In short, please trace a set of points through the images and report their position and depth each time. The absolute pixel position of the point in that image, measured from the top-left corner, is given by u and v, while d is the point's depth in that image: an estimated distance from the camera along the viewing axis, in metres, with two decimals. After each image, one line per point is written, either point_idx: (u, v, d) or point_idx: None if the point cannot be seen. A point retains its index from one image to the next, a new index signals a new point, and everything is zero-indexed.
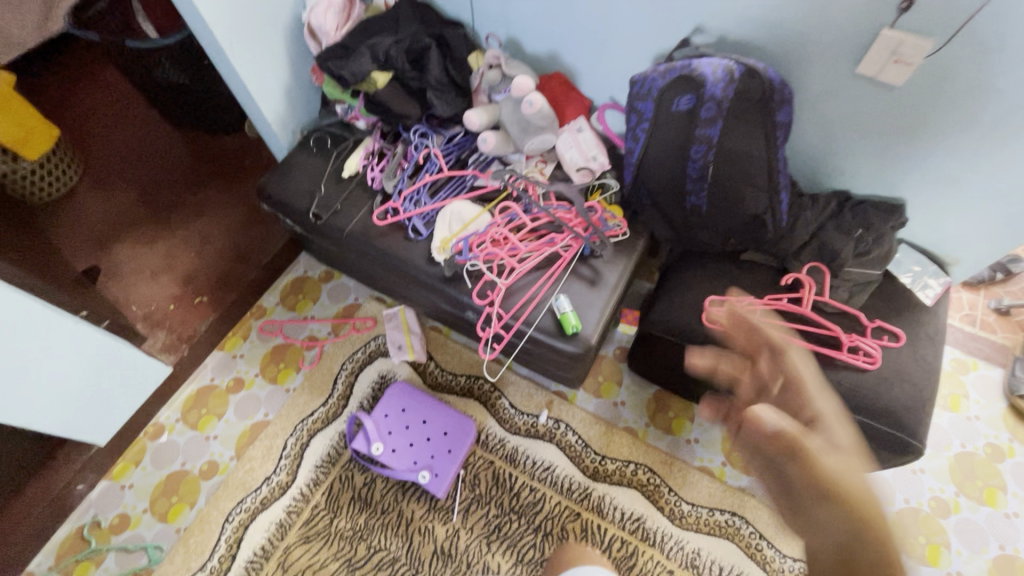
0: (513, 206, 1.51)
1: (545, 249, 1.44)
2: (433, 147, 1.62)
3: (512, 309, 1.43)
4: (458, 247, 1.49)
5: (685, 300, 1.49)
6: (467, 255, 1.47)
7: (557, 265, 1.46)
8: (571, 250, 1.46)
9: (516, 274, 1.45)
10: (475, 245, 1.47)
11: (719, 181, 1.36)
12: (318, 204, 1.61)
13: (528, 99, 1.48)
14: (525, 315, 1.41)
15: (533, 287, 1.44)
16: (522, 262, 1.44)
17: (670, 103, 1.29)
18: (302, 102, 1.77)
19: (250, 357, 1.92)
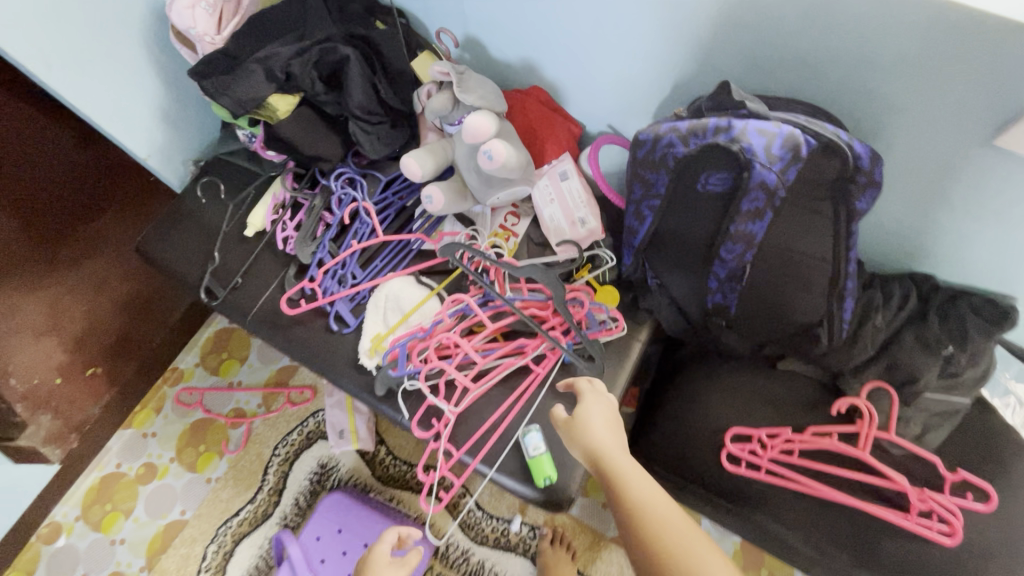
0: (464, 296, 1.11)
1: (510, 366, 1.04)
2: (363, 201, 1.18)
3: (465, 445, 1.06)
4: (393, 353, 1.11)
5: (699, 423, 1.11)
6: (405, 366, 1.07)
7: (526, 383, 1.08)
8: (547, 363, 1.08)
9: (471, 395, 1.06)
10: (416, 352, 1.09)
11: (757, 281, 0.95)
12: (211, 278, 1.21)
13: (486, 150, 1.02)
14: (482, 453, 1.04)
15: (493, 413, 1.07)
16: (479, 382, 1.05)
17: (693, 179, 0.85)
18: (191, 126, 1.33)
19: (163, 437, 1.58)
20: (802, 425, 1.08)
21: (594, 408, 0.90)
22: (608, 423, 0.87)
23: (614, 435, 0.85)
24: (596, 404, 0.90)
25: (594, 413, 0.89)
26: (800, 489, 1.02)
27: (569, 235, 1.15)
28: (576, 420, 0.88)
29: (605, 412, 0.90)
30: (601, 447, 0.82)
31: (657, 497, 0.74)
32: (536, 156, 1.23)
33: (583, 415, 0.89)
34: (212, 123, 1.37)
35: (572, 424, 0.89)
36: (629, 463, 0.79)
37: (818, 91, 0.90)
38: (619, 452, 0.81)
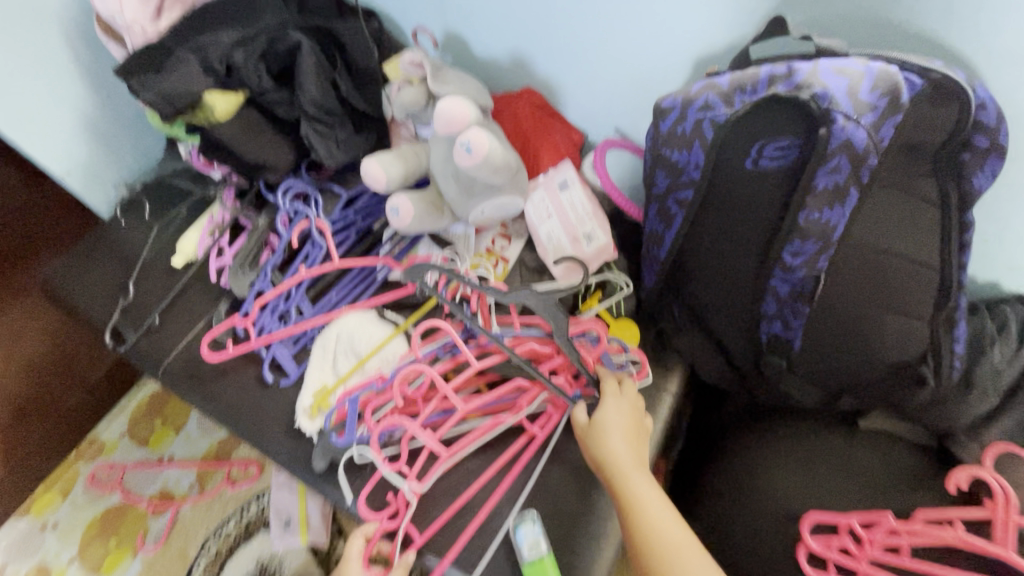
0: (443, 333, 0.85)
1: (498, 423, 0.75)
2: (314, 219, 0.95)
3: (427, 531, 0.74)
4: (340, 412, 0.83)
5: (756, 510, 0.81)
6: (355, 432, 0.79)
7: (513, 445, 0.78)
8: (547, 420, 0.80)
9: (442, 464, 0.76)
10: (370, 408, 0.81)
11: (831, 300, 0.69)
12: (119, 318, 0.95)
13: (463, 141, 0.80)
14: (455, 548, 0.72)
15: (467, 488, 0.76)
16: (455, 443, 0.75)
17: (744, 154, 0.62)
18: (124, 142, 1.12)
19: (65, 530, 1.25)
20: (906, 509, 0.76)
21: (615, 408, 0.71)
22: (630, 428, 0.70)
23: (636, 449, 0.68)
24: (617, 406, 0.71)
25: (610, 422, 0.69)
26: None
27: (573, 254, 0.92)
28: (593, 425, 0.70)
29: (627, 412, 0.71)
30: (620, 470, 0.66)
31: (675, 532, 0.61)
32: (530, 168, 1.04)
33: (596, 422, 0.70)
34: (156, 144, 1.18)
35: (586, 431, 0.71)
36: (647, 487, 0.64)
37: (905, 41, 0.69)
38: (636, 470, 0.66)
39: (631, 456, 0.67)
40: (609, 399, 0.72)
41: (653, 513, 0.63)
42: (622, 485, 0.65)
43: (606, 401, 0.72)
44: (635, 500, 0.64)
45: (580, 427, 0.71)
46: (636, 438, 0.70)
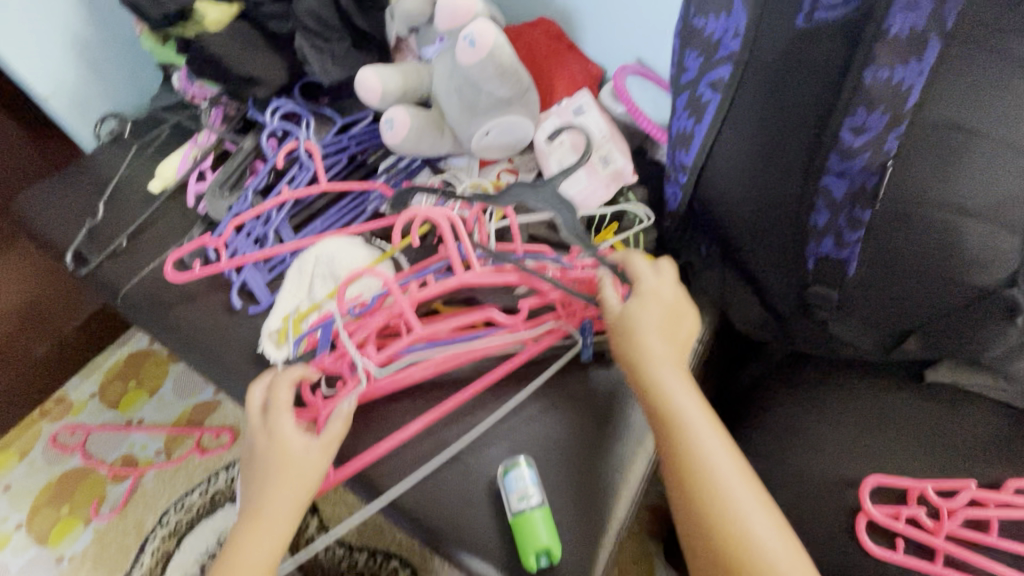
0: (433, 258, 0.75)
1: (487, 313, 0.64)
2: (302, 139, 0.86)
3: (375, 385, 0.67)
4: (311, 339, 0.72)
5: (796, 479, 0.66)
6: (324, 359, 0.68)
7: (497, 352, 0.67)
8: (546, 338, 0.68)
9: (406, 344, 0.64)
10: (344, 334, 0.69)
11: (899, 205, 0.57)
12: (83, 238, 0.87)
13: (466, 35, 0.72)
14: (401, 436, 0.63)
15: (427, 367, 0.67)
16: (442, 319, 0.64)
17: (792, 10, 0.55)
18: (116, 68, 1.06)
19: (17, 493, 1.13)
20: (987, 480, 0.62)
21: (653, 302, 0.58)
22: (668, 326, 0.58)
23: (677, 356, 0.57)
24: (657, 298, 0.59)
25: (644, 321, 0.57)
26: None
27: (588, 182, 0.82)
28: (626, 318, 0.58)
29: (664, 305, 0.59)
30: (660, 377, 0.55)
31: (722, 452, 0.51)
32: (543, 100, 0.93)
33: (628, 321, 0.58)
34: (150, 76, 1.12)
35: (618, 330, 0.58)
36: (691, 402, 0.53)
37: None
38: (679, 380, 0.54)
39: (671, 361, 0.56)
40: (643, 295, 0.59)
41: (701, 434, 0.51)
42: (662, 395, 0.54)
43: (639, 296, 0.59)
44: (678, 416, 0.53)
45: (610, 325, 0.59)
46: (675, 340, 0.58)
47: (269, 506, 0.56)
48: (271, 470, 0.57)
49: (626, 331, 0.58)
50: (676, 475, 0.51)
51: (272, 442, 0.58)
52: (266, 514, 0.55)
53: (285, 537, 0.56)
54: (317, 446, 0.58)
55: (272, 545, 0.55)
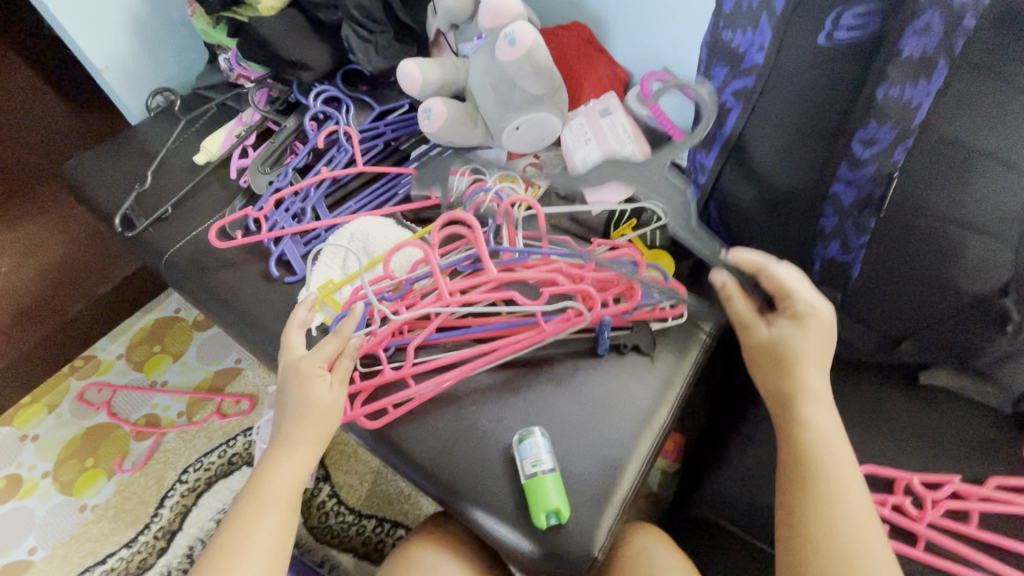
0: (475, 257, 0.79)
1: (506, 309, 0.67)
2: (343, 123, 0.92)
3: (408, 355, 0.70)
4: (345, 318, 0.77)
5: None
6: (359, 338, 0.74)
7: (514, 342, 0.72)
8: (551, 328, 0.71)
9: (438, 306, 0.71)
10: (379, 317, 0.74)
11: (899, 212, 0.62)
12: (131, 204, 0.92)
13: (506, 34, 0.77)
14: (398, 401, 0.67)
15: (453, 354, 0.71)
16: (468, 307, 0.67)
17: (816, 28, 0.58)
18: (166, 42, 1.11)
19: (44, 444, 1.18)
20: (971, 477, 0.67)
21: (808, 328, 0.57)
22: (818, 358, 0.57)
23: (825, 391, 0.56)
24: (811, 324, 0.57)
25: (802, 347, 0.57)
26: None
27: None
28: (776, 337, 0.59)
29: (817, 332, 0.57)
30: (807, 404, 0.56)
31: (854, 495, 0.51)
32: (570, 100, 0.98)
33: (783, 343, 0.58)
34: (197, 55, 1.17)
35: (769, 347, 0.59)
36: (834, 440, 0.54)
37: None
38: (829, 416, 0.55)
39: (818, 394, 0.56)
40: (804, 315, 0.58)
41: (835, 467, 0.52)
42: (805, 420, 0.55)
43: (799, 317, 0.58)
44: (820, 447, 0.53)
45: (759, 341, 0.60)
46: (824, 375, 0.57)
47: (294, 432, 0.61)
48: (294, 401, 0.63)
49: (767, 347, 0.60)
50: (799, 494, 0.52)
51: (298, 376, 0.64)
52: (292, 438, 0.61)
53: (309, 458, 0.62)
54: (337, 381, 0.65)
55: (298, 464, 0.61)
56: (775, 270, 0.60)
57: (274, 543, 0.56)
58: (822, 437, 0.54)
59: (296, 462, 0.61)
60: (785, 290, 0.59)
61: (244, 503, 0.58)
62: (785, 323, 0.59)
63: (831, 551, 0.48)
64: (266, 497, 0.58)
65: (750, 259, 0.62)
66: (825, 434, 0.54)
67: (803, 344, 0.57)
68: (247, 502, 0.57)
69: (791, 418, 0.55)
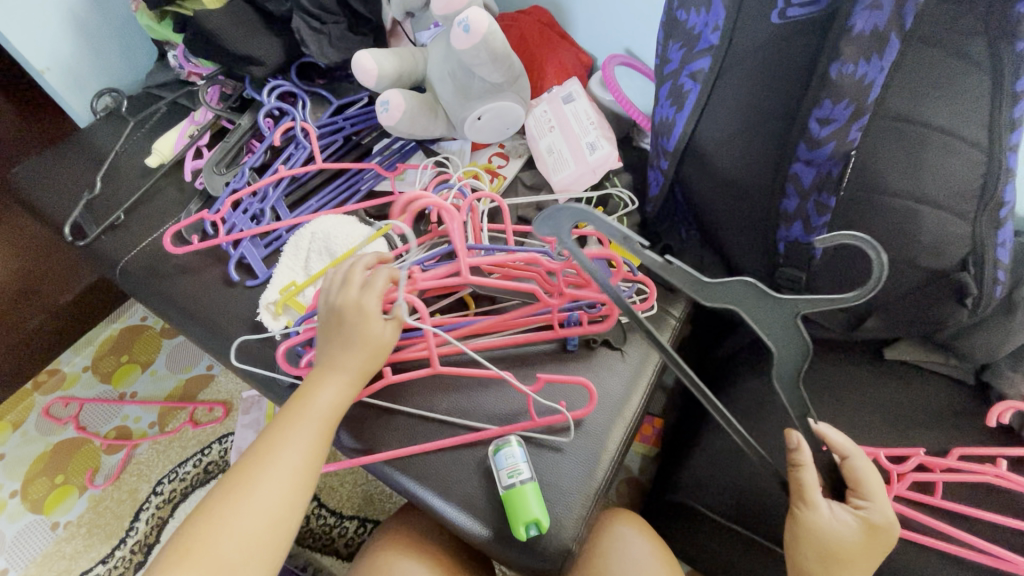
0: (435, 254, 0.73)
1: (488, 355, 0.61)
2: (299, 119, 0.88)
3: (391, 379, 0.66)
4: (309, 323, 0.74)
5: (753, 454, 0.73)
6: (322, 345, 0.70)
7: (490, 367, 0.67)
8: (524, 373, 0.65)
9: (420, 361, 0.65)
10: None
11: (860, 189, 0.62)
12: (81, 212, 0.89)
13: (460, 20, 0.75)
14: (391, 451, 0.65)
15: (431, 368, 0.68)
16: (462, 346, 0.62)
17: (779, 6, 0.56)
18: (110, 39, 1.06)
19: (11, 462, 1.14)
20: (934, 448, 0.68)
21: (869, 538, 0.54)
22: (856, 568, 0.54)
23: None
24: (870, 533, 0.53)
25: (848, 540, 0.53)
26: (953, 551, 0.61)
27: (574, 166, 0.85)
28: (831, 544, 0.53)
29: (872, 539, 0.54)
30: None
31: None
32: (533, 87, 0.96)
33: (839, 537, 0.53)
34: (144, 56, 1.13)
35: (823, 538, 0.53)
36: None
37: None
38: None
39: None
40: (877, 526, 0.53)
41: None
42: None
43: (868, 524, 0.53)
44: None
45: (815, 532, 0.53)
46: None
47: (341, 359, 0.60)
48: (344, 325, 0.60)
49: (810, 549, 0.54)
50: None
51: (353, 312, 0.59)
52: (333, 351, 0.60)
53: (353, 387, 0.60)
54: (391, 324, 0.61)
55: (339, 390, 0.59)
56: (860, 465, 0.55)
57: (306, 462, 0.56)
58: None
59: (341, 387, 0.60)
60: (864, 488, 0.54)
61: (290, 408, 0.58)
62: (849, 518, 0.53)
63: None
64: (310, 410, 0.58)
65: (840, 445, 0.55)
66: None
67: (857, 554, 0.54)
68: (292, 409, 0.58)
69: None
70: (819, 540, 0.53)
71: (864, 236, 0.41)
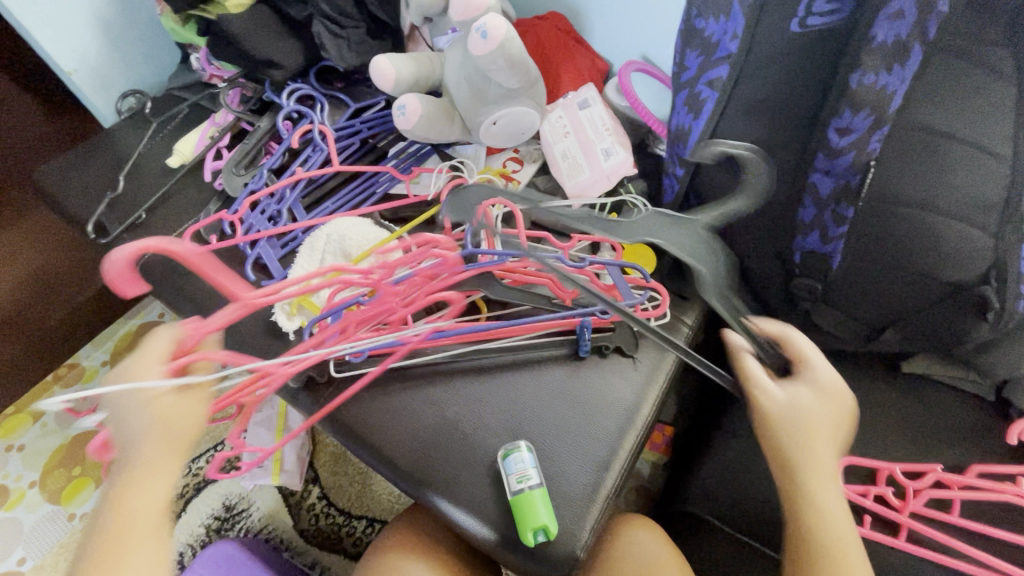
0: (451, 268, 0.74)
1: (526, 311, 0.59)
2: (317, 122, 0.90)
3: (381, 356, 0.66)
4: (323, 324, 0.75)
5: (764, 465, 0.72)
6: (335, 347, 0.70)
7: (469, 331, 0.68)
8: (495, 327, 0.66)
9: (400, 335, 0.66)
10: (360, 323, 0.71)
11: (879, 200, 0.61)
12: (105, 210, 0.91)
13: (478, 27, 0.75)
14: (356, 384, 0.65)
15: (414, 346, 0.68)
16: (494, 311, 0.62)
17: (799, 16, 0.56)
18: (136, 43, 1.09)
19: (31, 453, 1.17)
20: (951, 464, 0.67)
21: (826, 406, 0.50)
22: (828, 442, 0.50)
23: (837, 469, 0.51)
24: (825, 398, 0.50)
25: (806, 419, 0.50)
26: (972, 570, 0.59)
27: (589, 171, 0.86)
28: (790, 417, 0.50)
29: (830, 412, 0.50)
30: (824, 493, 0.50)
31: None
32: (549, 92, 0.96)
33: (801, 410, 0.50)
34: (168, 58, 1.16)
35: (783, 419, 0.50)
36: (852, 541, 0.49)
37: None
38: (835, 499, 0.50)
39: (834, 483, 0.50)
40: (830, 385, 0.50)
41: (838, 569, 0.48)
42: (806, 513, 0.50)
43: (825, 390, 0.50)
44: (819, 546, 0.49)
45: (767, 416, 0.50)
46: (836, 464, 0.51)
47: (145, 451, 0.45)
48: (128, 417, 0.45)
49: (779, 432, 0.50)
50: None
51: (136, 394, 0.45)
52: (132, 449, 0.45)
53: (174, 469, 0.46)
54: (186, 395, 0.47)
55: (161, 479, 0.45)
56: (796, 338, 0.53)
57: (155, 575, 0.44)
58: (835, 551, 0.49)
59: (161, 476, 0.46)
60: (806, 360, 0.52)
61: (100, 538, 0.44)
62: (797, 388, 0.51)
63: None
64: (130, 521, 0.44)
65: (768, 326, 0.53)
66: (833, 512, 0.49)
67: (819, 424, 0.50)
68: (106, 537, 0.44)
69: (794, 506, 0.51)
70: (777, 421, 0.50)
71: (747, 145, 0.63)
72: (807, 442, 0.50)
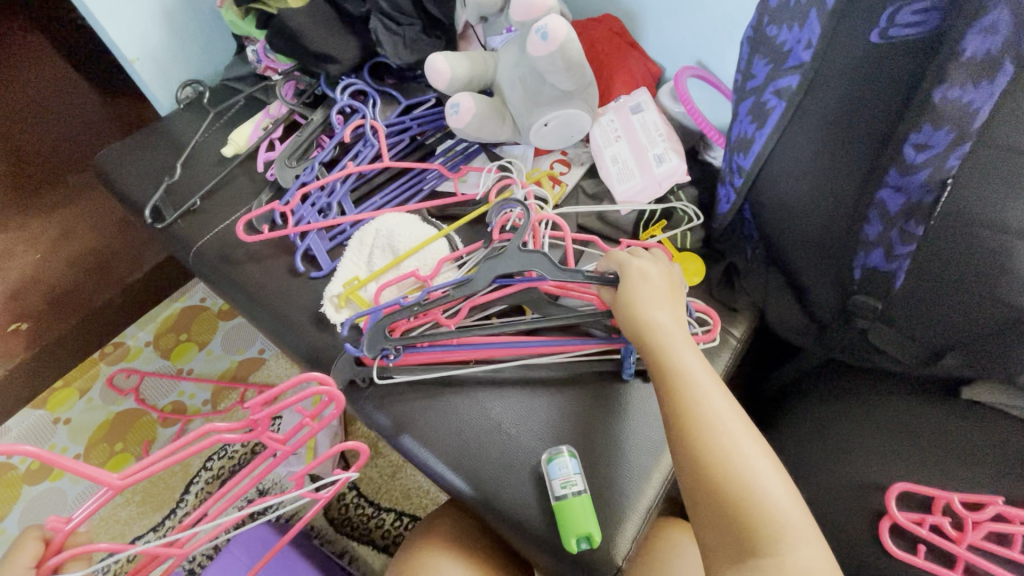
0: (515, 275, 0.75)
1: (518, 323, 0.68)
2: (369, 117, 0.90)
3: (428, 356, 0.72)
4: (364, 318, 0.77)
5: (811, 487, 0.70)
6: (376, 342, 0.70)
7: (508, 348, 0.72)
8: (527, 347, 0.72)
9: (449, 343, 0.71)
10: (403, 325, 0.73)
11: (955, 221, 0.57)
12: (161, 196, 0.93)
13: (538, 28, 0.75)
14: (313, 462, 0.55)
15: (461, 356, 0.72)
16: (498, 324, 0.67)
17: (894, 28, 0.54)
18: (196, 34, 1.12)
19: (76, 427, 1.19)
20: (1015, 498, 0.64)
21: (643, 278, 0.61)
22: (664, 302, 0.59)
23: (679, 318, 0.58)
24: (646, 275, 0.61)
25: (654, 303, 0.59)
26: None
27: (639, 177, 0.84)
28: (626, 292, 0.60)
29: (658, 281, 0.61)
30: (674, 346, 0.55)
31: (723, 412, 0.50)
32: (600, 95, 0.95)
33: (634, 285, 0.61)
34: (224, 49, 1.18)
35: (625, 293, 0.61)
36: (709, 389, 0.52)
37: None
38: (687, 349, 0.55)
39: (686, 337, 0.56)
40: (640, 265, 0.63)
41: (698, 414, 0.50)
42: (672, 374, 0.53)
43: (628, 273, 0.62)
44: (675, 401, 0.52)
45: (629, 315, 0.58)
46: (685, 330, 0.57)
47: None
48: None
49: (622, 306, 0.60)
50: (687, 454, 0.49)
51: None
52: None
53: None
54: None
55: None
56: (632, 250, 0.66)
57: None
58: (694, 401, 0.51)
59: None
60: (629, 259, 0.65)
61: None
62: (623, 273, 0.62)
63: (731, 507, 0.46)
64: None
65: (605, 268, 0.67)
66: (686, 364, 0.53)
67: (644, 293, 0.60)
68: None
69: (662, 370, 0.54)
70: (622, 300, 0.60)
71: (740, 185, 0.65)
72: (646, 306, 0.58)
